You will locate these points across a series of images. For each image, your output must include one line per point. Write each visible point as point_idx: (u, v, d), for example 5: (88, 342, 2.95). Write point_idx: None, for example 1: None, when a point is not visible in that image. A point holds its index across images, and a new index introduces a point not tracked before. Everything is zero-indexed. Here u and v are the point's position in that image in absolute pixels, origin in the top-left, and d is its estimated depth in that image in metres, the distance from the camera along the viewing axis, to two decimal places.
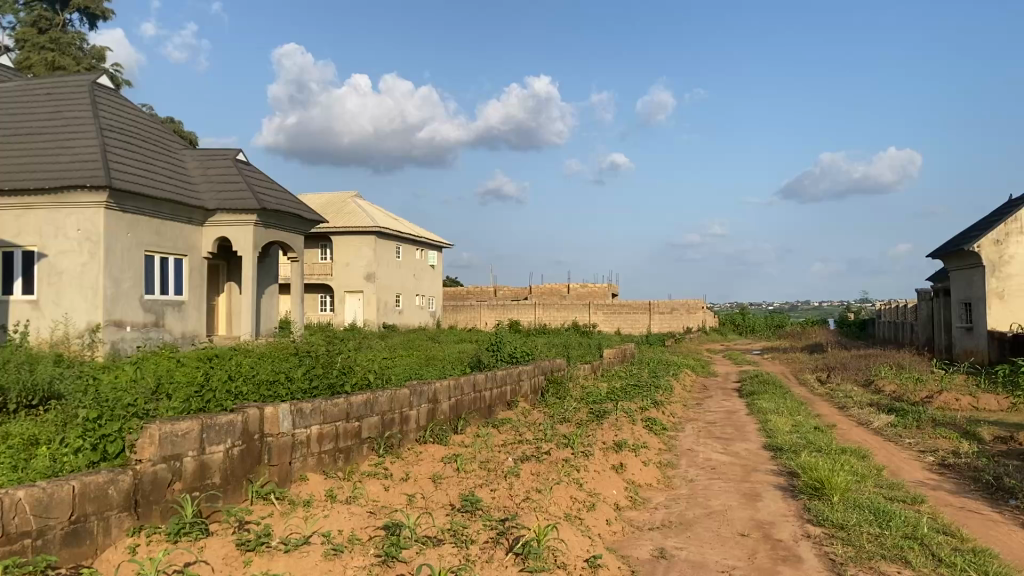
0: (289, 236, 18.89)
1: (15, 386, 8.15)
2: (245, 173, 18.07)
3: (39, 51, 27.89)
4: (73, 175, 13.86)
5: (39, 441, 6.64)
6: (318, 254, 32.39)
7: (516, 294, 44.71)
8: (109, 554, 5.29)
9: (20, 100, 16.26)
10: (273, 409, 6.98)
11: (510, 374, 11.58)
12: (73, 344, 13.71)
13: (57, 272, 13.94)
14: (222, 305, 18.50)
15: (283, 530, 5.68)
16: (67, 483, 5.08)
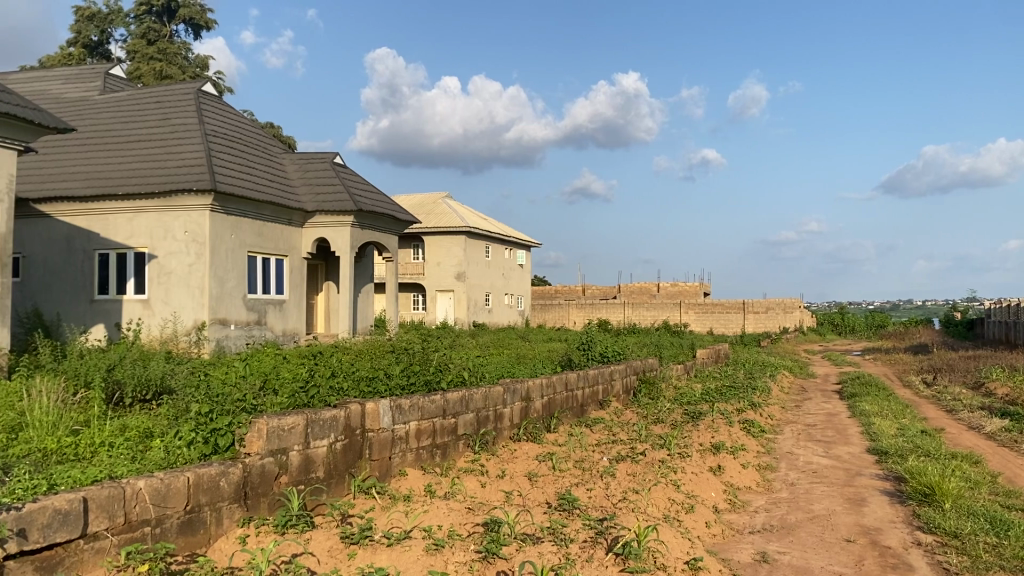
0: (384, 236, 19.30)
1: (130, 381, 8.56)
2: (342, 175, 18.54)
3: (148, 61, 29.22)
4: (181, 180, 14.48)
5: (153, 434, 6.96)
6: (410, 254, 32.93)
7: (605, 294, 44.49)
8: (221, 543, 5.52)
9: (132, 108, 17.09)
10: (374, 404, 7.15)
11: (602, 373, 11.55)
12: (181, 341, 14.33)
13: (167, 273, 14.59)
14: (320, 304, 19.03)
15: (385, 524, 5.81)
16: (182, 475, 5.32)
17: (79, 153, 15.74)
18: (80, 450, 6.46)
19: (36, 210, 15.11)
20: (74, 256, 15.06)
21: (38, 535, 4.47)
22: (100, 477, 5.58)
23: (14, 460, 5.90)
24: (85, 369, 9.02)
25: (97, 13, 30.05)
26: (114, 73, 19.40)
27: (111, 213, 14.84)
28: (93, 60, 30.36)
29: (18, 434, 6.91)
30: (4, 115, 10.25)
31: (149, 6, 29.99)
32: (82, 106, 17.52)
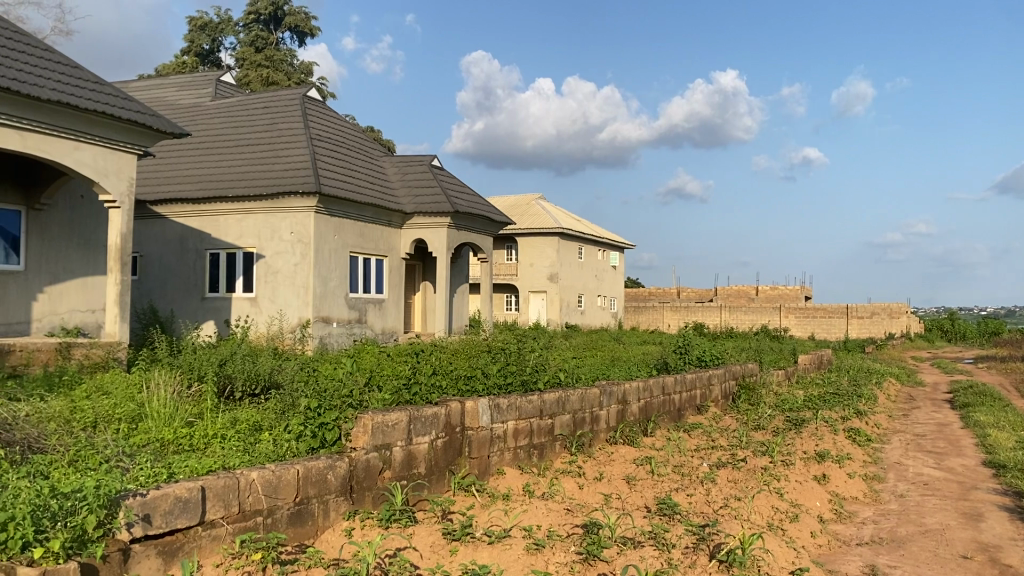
0: (480, 237, 19.52)
1: (241, 375, 8.91)
2: (440, 178, 18.82)
3: (256, 68, 30.36)
4: (287, 183, 14.98)
5: (262, 427, 7.23)
6: (504, 255, 33.19)
7: (701, 296, 43.81)
8: (328, 535, 5.69)
9: (241, 114, 17.77)
10: (474, 403, 7.24)
11: (700, 378, 11.38)
12: (286, 338, 14.82)
13: (273, 272, 15.13)
14: (417, 303, 19.40)
15: (486, 522, 5.89)
16: (292, 467, 5.53)
17: (192, 158, 16.49)
18: (194, 441, 6.75)
19: (153, 212, 15.96)
20: (187, 256, 15.83)
21: (161, 521, 4.72)
22: (215, 468, 5.83)
23: (136, 449, 6.23)
24: (199, 363, 9.44)
25: (209, 23, 31.41)
26: (225, 80, 20.22)
27: (221, 214, 15.51)
28: (205, 68, 31.73)
29: (139, 424, 7.30)
30: (126, 121, 10.85)
31: (257, 15, 31.16)
32: (195, 112, 18.34)
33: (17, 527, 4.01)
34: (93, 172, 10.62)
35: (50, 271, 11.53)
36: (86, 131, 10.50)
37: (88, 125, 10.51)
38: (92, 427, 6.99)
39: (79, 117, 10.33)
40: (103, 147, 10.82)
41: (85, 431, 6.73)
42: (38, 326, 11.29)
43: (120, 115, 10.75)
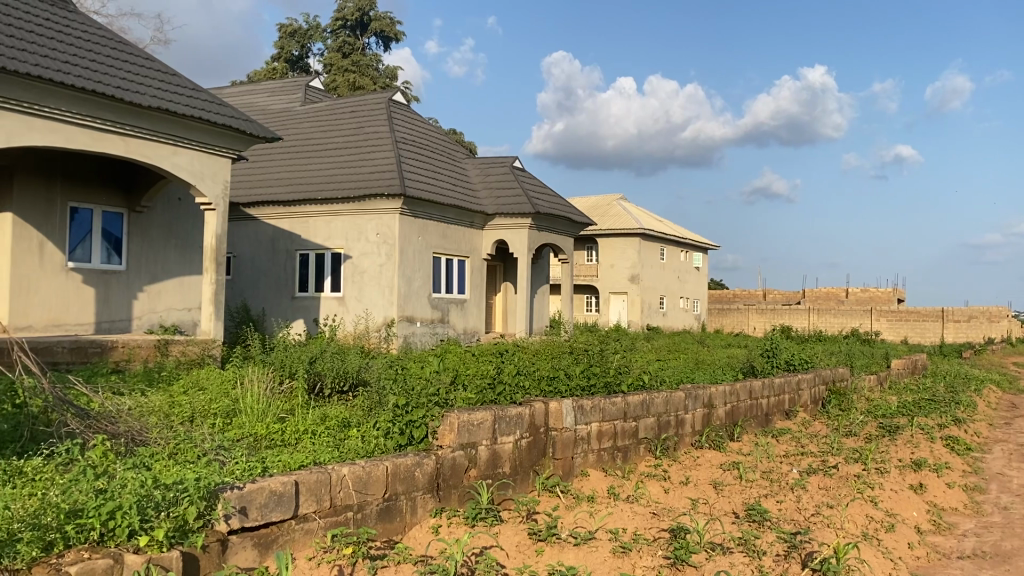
0: (561, 238, 19.50)
1: (329, 372, 9.13)
2: (522, 179, 18.87)
3: (343, 73, 31.24)
4: (373, 185, 15.26)
5: (351, 424, 7.38)
6: (584, 256, 33.08)
7: (788, 298, 42.81)
8: (415, 531, 5.78)
9: (329, 118, 18.19)
10: (558, 404, 7.23)
11: (788, 382, 11.13)
12: (372, 337, 15.10)
13: (360, 272, 15.45)
14: (498, 304, 19.52)
15: (572, 523, 5.88)
16: (381, 464, 5.65)
17: (282, 162, 16.97)
18: (286, 436, 6.95)
19: (246, 214, 16.51)
20: (278, 257, 16.33)
21: (256, 514, 4.87)
22: (307, 463, 5.98)
23: (230, 443, 6.44)
24: (290, 360, 9.70)
25: (298, 29, 32.26)
26: (314, 86, 20.75)
27: (310, 216, 15.93)
28: (294, 74, 32.64)
29: (233, 418, 7.55)
30: (221, 126, 11.21)
31: (344, 21, 31.81)
32: (285, 117, 18.87)
33: (124, 516, 4.22)
34: (190, 176, 11.03)
35: (149, 271, 12.06)
36: (184, 135, 10.91)
37: (186, 131, 10.92)
38: (189, 422, 7.26)
39: (177, 123, 10.73)
40: (199, 151, 11.22)
41: (183, 425, 7.00)
42: (138, 323, 11.79)
43: (216, 120, 11.12)
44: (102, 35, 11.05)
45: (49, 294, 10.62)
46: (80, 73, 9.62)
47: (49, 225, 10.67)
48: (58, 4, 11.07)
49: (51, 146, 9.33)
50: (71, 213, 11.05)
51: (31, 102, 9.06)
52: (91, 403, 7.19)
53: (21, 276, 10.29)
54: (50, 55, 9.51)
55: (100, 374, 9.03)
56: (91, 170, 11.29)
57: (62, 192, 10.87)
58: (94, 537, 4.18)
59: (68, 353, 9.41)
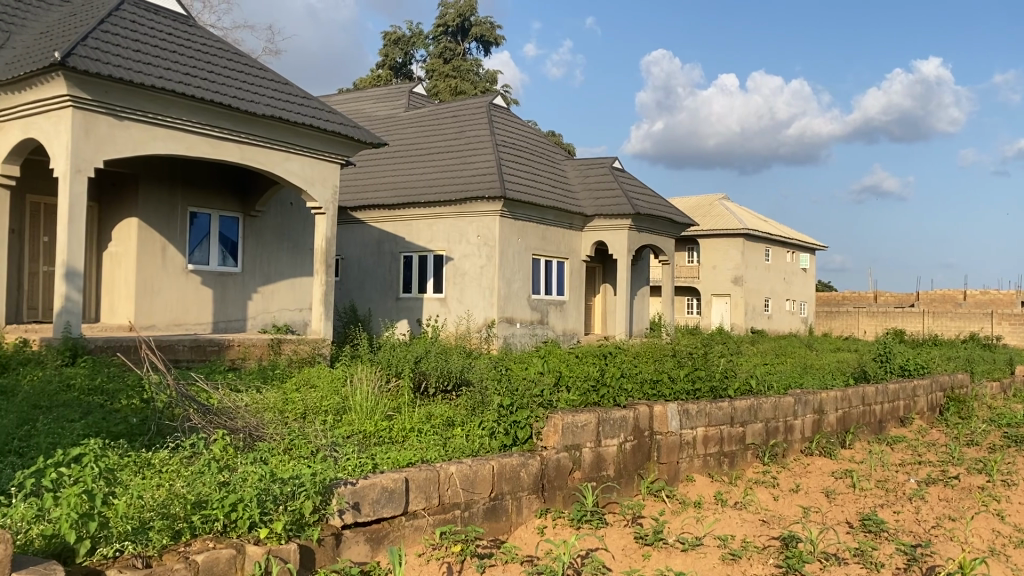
0: (662, 239, 19.28)
1: (434, 372, 9.34)
2: (622, 180, 18.73)
3: (444, 79, 31.84)
4: (474, 188, 15.44)
5: (455, 423, 7.50)
6: (686, 257, 32.61)
7: (901, 301, 41.09)
8: (521, 531, 5.85)
9: (432, 123, 18.50)
10: (663, 407, 7.17)
11: (904, 389, 10.70)
12: (473, 337, 15.28)
13: (462, 273, 15.68)
14: (597, 305, 19.44)
15: (679, 529, 5.83)
16: (487, 463, 5.73)
17: (388, 167, 17.40)
18: (393, 434, 7.11)
19: (354, 217, 17.03)
20: (383, 259, 16.76)
21: (369, 509, 5.03)
22: (415, 460, 6.11)
23: (342, 440, 6.63)
24: (396, 360, 9.91)
25: (402, 37, 32.98)
26: (418, 92, 21.17)
27: (414, 219, 16.29)
28: (398, 80, 33.41)
29: (343, 415, 7.79)
30: (330, 133, 11.55)
31: (446, 27, 32.30)
32: (390, 123, 19.33)
33: (246, 508, 4.43)
34: (301, 181, 11.43)
35: (263, 272, 12.54)
36: (295, 142, 11.31)
37: (297, 138, 11.30)
38: (302, 418, 7.53)
39: (289, 130, 11.13)
40: (309, 157, 11.60)
41: (297, 421, 7.26)
42: (253, 322, 12.29)
43: (325, 127, 11.48)
44: (219, 47, 11.57)
45: (170, 295, 11.17)
46: (199, 83, 10.10)
47: (171, 229, 11.23)
48: (180, 19, 11.65)
49: (173, 153, 9.84)
50: (190, 218, 11.59)
51: (155, 113, 9.58)
52: (213, 400, 7.54)
53: (144, 277, 10.85)
54: (171, 68, 10.03)
55: (218, 371, 9.46)
56: (209, 176, 11.82)
57: (182, 197, 11.42)
58: (218, 527, 4.39)
59: (189, 351, 9.85)
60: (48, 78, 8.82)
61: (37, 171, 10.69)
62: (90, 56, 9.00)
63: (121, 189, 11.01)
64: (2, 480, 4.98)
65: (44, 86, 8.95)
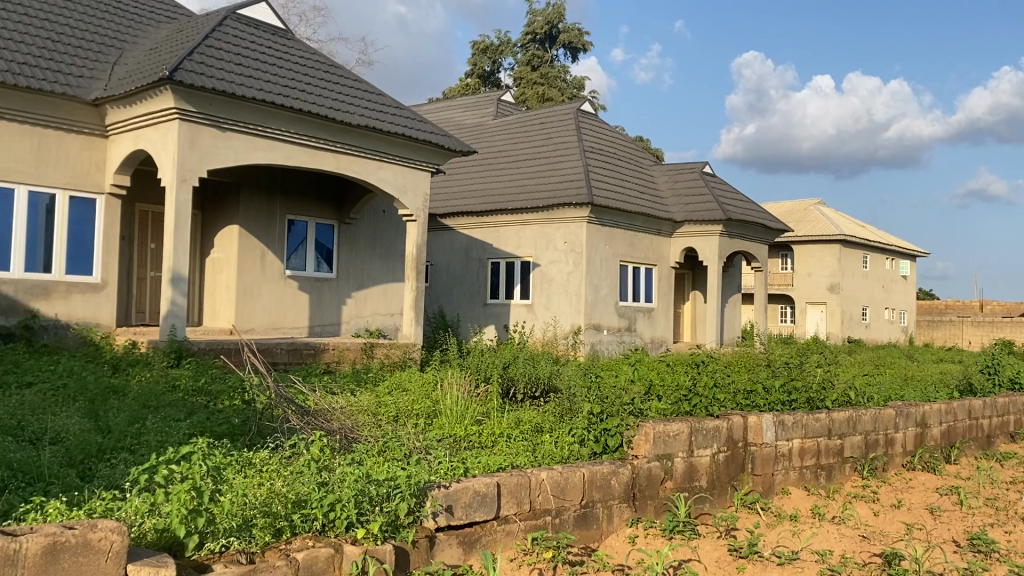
0: (754, 246, 18.89)
1: (522, 378, 9.40)
2: (712, 185, 18.43)
3: (532, 86, 32.00)
4: (561, 195, 15.44)
5: (544, 429, 7.53)
6: (778, 264, 31.84)
7: (1010, 310, 39.14)
8: (612, 539, 5.83)
9: (520, 130, 18.61)
10: (757, 418, 7.03)
11: (1015, 403, 10.19)
12: (560, 344, 15.28)
13: (548, 280, 15.72)
14: (686, 313, 19.20)
15: (774, 543, 5.71)
16: (578, 470, 5.73)
17: (476, 175, 17.59)
18: (483, 438, 7.19)
19: (443, 224, 17.30)
20: (472, 266, 16.96)
21: (462, 512, 5.10)
22: (505, 465, 6.15)
23: (435, 443, 6.74)
24: (485, 364, 10.00)
25: (490, 45, 33.29)
26: (506, 100, 21.34)
27: (502, 226, 16.42)
28: (486, 88, 33.72)
29: (434, 419, 7.92)
30: (422, 142, 11.75)
31: (534, 34, 32.47)
32: (478, 131, 19.55)
33: (343, 509, 4.55)
34: (394, 190, 11.67)
35: (357, 278, 12.84)
36: (388, 151, 11.55)
37: (390, 147, 11.54)
38: (395, 421, 7.69)
39: (382, 140, 11.37)
40: (402, 166, 11.83)
41: (390, 424, 7.42)
42: (346, 327, 12.60)
43: (417, 136, 11.68)
44: (316, 59, 11.92)
45: (269, 300, 11.56)
46: (297, 95, 10.43)
47: (270, 236, 11.62)
48: (279, 32, 12.03)
49: (272, 163, 10.20)
50: (288, 226, 11.96)
51: (255, 124, 9.93)
52: (309, 402, 7.77)
53: (244, 283, 11.25)
54: (271, 81, 10.38)
55: (315, 374, 9.73)
56: (306, 185, 12.18)
57: (281, 205, 11.80)
58: (317, 526, 4.52)
59: (286, 354, 10.14)
60: (157, 92, 9.25)
61: (145, 181, 11.22)
62: (196, 71, 9.40)
63: (223, 198, 11.45)
64: (115, 476, 5.23)
65: (153, 100, 9.39)
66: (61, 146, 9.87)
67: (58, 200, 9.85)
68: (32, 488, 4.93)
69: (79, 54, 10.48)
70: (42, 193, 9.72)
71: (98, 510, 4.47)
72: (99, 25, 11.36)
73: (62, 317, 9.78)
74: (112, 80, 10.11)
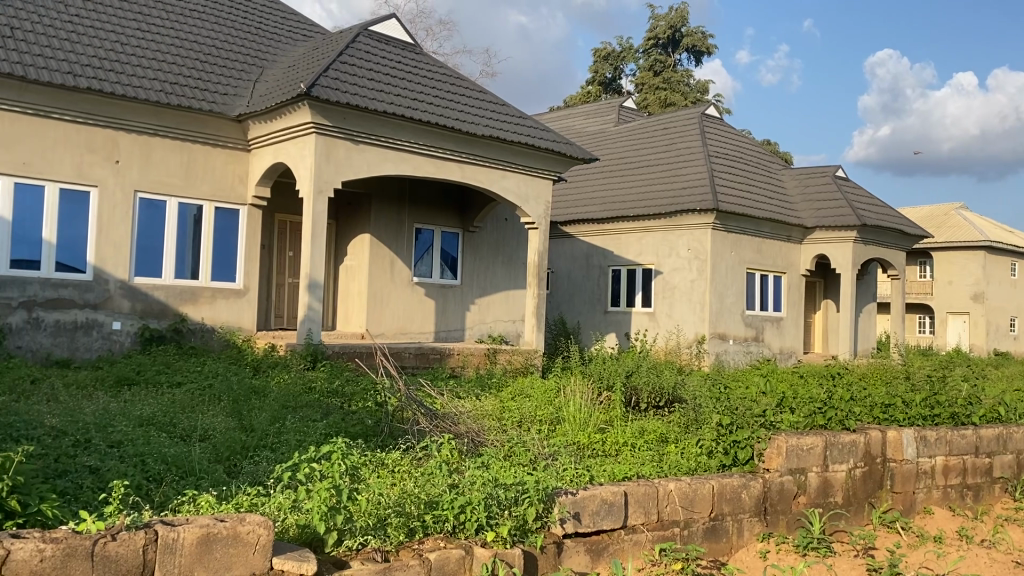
0: (891, 253, 18.06)
1: (646, 387, 9.34)
2: (845, 188, 17.73)
3: (655, 91, 31.67)
4: (685, 201, 15.22)
5: (669, 439, 7.47)
6: (916, 272, 30.38)
7: None
8: (742, 554, 5.72)
9: (643, 137, 18.46)
10: (898, 433, 6.73)
11: None
12: (684, 353, 15.01)
13: (672, 287, 15.52)
14: (818, 322, 18.56)
15: (917, 565, 5.47)
16: (708, 482, 5.64)
17: (598, 182, 17.57)
18: (607, 447, 7.17)
19: (564, 232, 17.36)
20: (593, 273, 16.96)
21: (589, 520, 5.11)
22: (631, 474, 6.12)
23: (560, 450, 6.80)
24: (608, 372, 9.97)
25: (612, 52, 33.18)
26: (628, 106, 21.22)
27: (623, 233, 16.35)
28: (607, 95, 33.63)
29: (557, 426, 7.97)
30: (545, 151, 11.85)
31: (656, 39, 32.16)
32: (600, 138, 19.52)
33: (474, 511, 4.65)
34: (517, 198, 11.82)
35: (480, 285, 13.06)
36: (511, 160, 11.70)
37: (513, 156, 11.69)
38: (519, 427, 7.78)
39: (506, 149, 11.53)
40: (525, 175, 11.97)
41: (515, 430, 7.51)
42: (470, 332, 12.84)
43: (540, 144, 11.79)
44: (442, 73, 12.22)
45: (397, 306, 11.91)
46: (425, 108, 10.73)
47: (398, 244, 11.97)
48: (408, 47, 12.41)
49: (402, 173, 10.53)
50: (416, 234, 12.29)
51: (386, 136, 10.28)
52: (437, 405, 7.98)
53: (375, 289, 11.64)
54: (401, 94, 10.73)
55: (441, 378, 9.96)
56: (433, 194, 12.49)
57: (409, 214, 12.14)
58: (448, 528, 4.64)
59: (414, 358, 10.42)
60: (295, 108, 9.71)
61: (284, 192, 11.79)
62: (331, 86, 9.82)
63: (355, 207, 11.91)
64: (259, 473, 5.53)
65: (291, 115, 9.87)
66: (209, 159, 10.51)
67: (205, 211, 10.48)
68: (185, 482, 5.27)
69: (225, 73, 11.13)
70: (190, 205, 10.38)
71: (245, 504, 4.74)
72: (242, 45, 12.04)
73: (208, 321, 10.38)
74: (254, 97, 10.69)
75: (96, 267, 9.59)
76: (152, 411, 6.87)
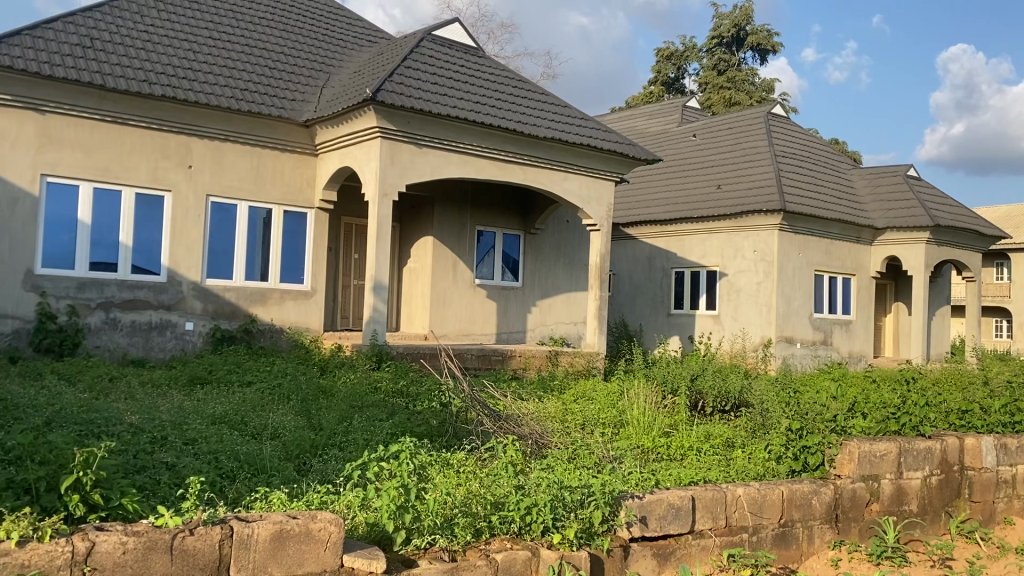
0: (966, 254, 17.51)
1: (711, 390, 9.24)
2: (917, 188, 17.24)
3: (719, 91, 31.26)
4: (750, 202, 14.99)
5: (735, 444, 7.38)
6: (993, 274, 29.41)
7: None
8: (812, 562, 5.61)
9: (707, 137, 18.23)
10: (976, 440, 6.54)
11: None
12: (749, 357, 14.77)
13: (737, 290, 15.31)
14: (889, 326, 18.12)
15: None
16: (777, 488, 5.55)
17: (661, 184, 17.43)
18: (672, 450, 7.10)
19: (627, 234, 17.27)
20: (655, 275, 16.83)
21: (656, 524, 5.06)
22: (697, 479, 6.05)
23: (625, 453, 6.77)
24: (673, 374, 9.89)
25: (675, 51, 32.87)
26: (692, 106, 21.00)
27: (687, 235, 16.19)
28: (670, 95, 33.32)
29: (621, 428, 7.94)
30: (607, 152, 11.79)
31: (721, 38, 31.75)
32: (663, 139, 19.36)
33: (540, 513, 4.66)
34: (580, 200, 11.80)
35: (542, 287, 13.08)
36: (574, 162, 11.68)
37: (575, 157, 11.67)
38: (582, 429, 7.77)
39: (568, 151, 11.52)
40: (588, 176, 11.94)
41: (578, 432, 7.51)
42: (532, 334, 12.87)
43: (602, 145, 11.74)
44: (505, 76, 12.27)
45: (460, 308, 12.01)
46: (488, 111, 10.78)
47: (461, 246, 12.06)
48: (471, 50, 12.50)
49: (465, 176, 10.61)
50: (478, 236, 12.37)
51: (449, 139, 10.36)
52: (501, 406, 8.04)
53: (439, 291, 11.76)
54: (464, 97, 10.80)
55: (504, 379, 10.01)
56: (496, 197, 12.55)
57: (472, 217, 12.22)
58: (514, 529, 4.66)
59: (477, 359, 10.49)
60: (361, 113, 9.86)
61: (350, 196, 11.98)
62: (396, 91, 9.94)
63: (419, 210, 12.04)
64: (328, 471, 5.63)
65: (357, 120, 10.03)
66: (277, 164, 10.74)
67: (274, 214, 10.72)
68: (257, 479, 5.39)
69: (293, 79, 11.36)
70: (260, 208, 10.63)
71: (315, 502, 4.83)
72: (309, 52, 12.28)
73: (277, 322, 10.61)
74: (321, 102, 10.89)
75: (170, 269, 9.88)
76: (224, 410, 7.05)
